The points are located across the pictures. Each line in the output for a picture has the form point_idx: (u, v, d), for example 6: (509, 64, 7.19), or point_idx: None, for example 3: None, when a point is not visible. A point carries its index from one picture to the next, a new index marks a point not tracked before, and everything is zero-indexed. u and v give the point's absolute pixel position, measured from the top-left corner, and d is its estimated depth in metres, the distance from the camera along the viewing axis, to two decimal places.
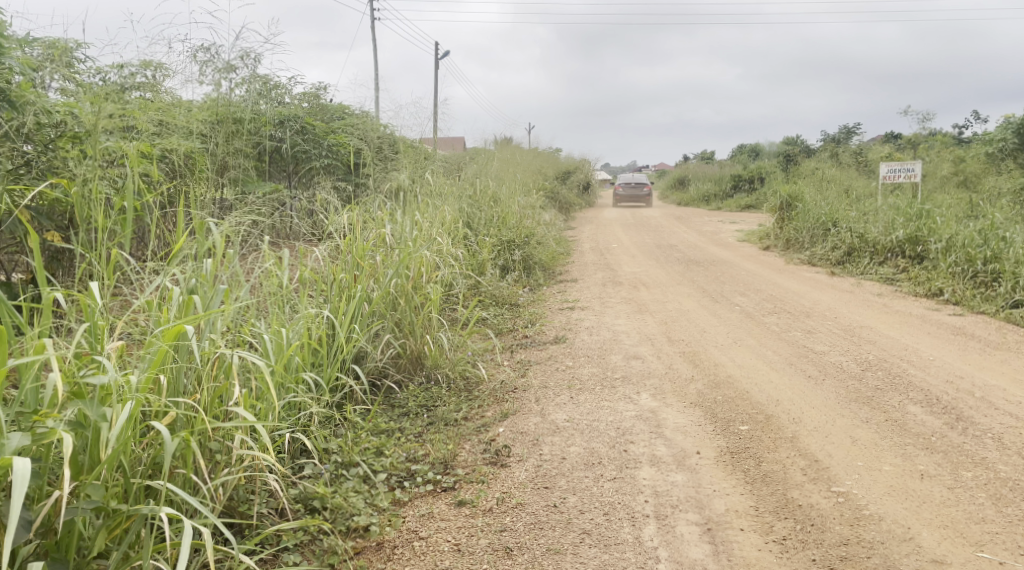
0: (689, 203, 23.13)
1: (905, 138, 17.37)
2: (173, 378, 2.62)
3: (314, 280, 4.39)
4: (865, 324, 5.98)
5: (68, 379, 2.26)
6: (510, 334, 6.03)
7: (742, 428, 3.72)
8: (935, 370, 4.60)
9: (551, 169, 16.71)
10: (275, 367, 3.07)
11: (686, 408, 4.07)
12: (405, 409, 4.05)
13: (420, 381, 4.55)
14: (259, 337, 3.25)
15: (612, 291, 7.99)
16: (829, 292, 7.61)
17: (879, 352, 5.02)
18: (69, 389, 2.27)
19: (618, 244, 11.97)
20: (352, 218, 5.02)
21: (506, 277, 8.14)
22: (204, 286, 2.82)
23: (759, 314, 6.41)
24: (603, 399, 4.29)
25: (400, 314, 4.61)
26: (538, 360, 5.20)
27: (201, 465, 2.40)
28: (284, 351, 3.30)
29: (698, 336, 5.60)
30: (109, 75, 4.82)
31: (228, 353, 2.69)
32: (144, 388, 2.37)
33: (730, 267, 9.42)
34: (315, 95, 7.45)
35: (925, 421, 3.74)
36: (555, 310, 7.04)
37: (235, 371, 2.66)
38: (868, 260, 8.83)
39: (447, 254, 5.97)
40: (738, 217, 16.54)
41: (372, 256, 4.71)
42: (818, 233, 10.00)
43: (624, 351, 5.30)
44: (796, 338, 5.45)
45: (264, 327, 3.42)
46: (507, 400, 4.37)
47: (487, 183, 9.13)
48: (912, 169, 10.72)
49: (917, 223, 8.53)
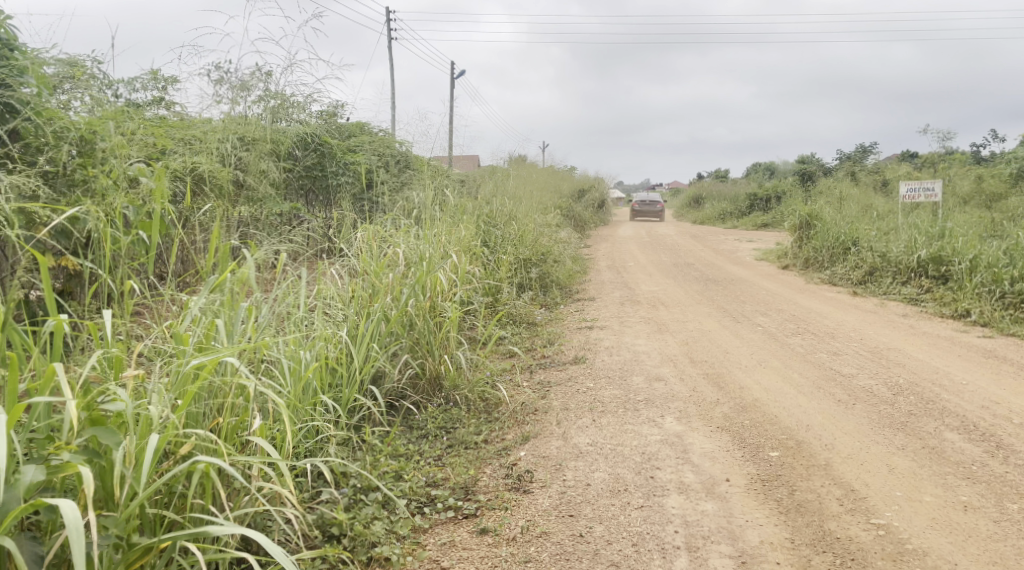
0: (705, 221, 23.00)
1: (923, 157, 17.20)
2: (193, 405, 2.56)
3: (332, 299, 4.33)
4: (893, 345, 5.84)
5: (83, 406, 2.19)
6: (529, 354, 5.93)
7: (772, 454, 3.59)
8: (969, 395, 4.46)
9: (566, 187, 16.65)
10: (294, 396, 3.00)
11: (713, 433, 3.94)
12: (424, 431, 3.96)
13: (439, 402, 4.45)
14: (278, 362, 3.19)
15: (631, 310, 7.87)
16: (852, 313, 7.46)
17: (909, 376, 4.88)
18: (84, 417, 2.21)
19: (635, 262, 11.86)
20: (369, 237, 4.96)
21: (523, 295, 8.05)
22: (228, 312, 2.76)
23: (783, 335, 6.28)
24: (626, 422, 4.17)
25: (417, 334, 4.52)
26: (558, 381, 5.09)
27: (221, 494, 2.33)
28: (304, 376, 3.25)
29: (721, 358, 5.48)
30: (127, 94, 4.82)
31: (250, 382, 2.63)
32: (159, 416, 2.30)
33: (749, 286, 9.29)
34: (332, 114, 7.45)
35: (965, 449, 3.61)
36: (574, 329, 6.93)
37: (257, 400, 2.59)
38: (891, 281, 8.66)
39: (465, 273, 5.89)
40: (754, 235, 16.39)
41: (388, 275, 4.65)
42: (838, 253, 9.85)
43: (645, 373, 5.18)
44: (822, 360, 5.31)
45: (284, 351, 3.36)
46: (527, 422, 4.27)
47: (504, 202, 9.09)
48: (933, 189, 10.56)
49: (940, 243, 8.37)
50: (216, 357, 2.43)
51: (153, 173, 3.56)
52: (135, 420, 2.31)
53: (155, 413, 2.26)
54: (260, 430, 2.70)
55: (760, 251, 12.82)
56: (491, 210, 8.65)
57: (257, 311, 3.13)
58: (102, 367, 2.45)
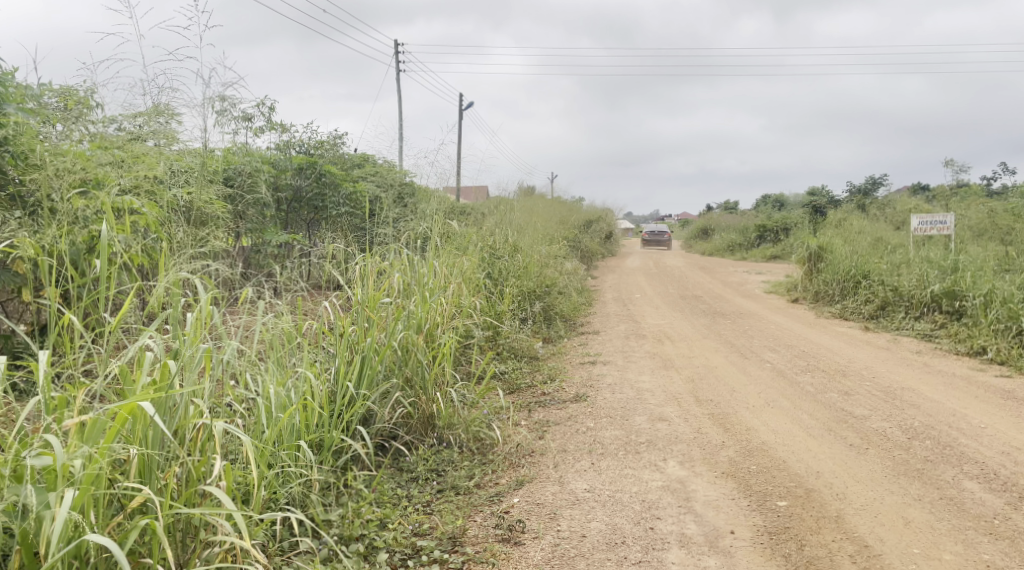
0: (713, 252, 22.82)
1: (934, 190, 17.02)
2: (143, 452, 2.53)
3: (324, 333, 4.22)
4: (906, 385, 5.62)
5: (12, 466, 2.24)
6: (528, 391, 5.74)
7: (780, 504, 3.39)
8: (988, 440, 4.24)
9: (574, 218, 16.52)
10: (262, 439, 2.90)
11: (718, 479, 3.74)
12: (413, 474, 3.78)
13: (431, 443, 4.27)
14: (246, 404, 3.08)
15: (636, 345, 7.67)
16: (865, 349, 7.24)
17: (925, 418, 4.66)
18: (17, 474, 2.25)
19: (642, 294, 11.67)
20: (364, 269, 4.81)
21: (525, 328, 7.88)
22: (180, 350, 2.65)
23: (792, 373, 6.06)
24: (627, 467, 3.97)
25: (410, 371, 4.34)
26: (557, 420, 4.90)
27: (162, 552, 2.32)
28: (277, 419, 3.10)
29: (727, 396, 5.27)
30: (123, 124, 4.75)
31: (203, 427, 2.57)
32: (89, 471, 2.29)
33: (758, 320, 9.08)
34: (334, 144, 7.38)
35: (985, 500, 3.40)
36: (577, 365, 6.74)
37: (208, 448, 2.53)
38: (904, 316, 8.44)
39: (464, 305, 5.73)
40: (763, 267, 16.19)
41: (383, 309, 4.51)
42: (848, 287, 9.65)
43: (647, 412, 4.97)
44: (833, 400, 5.10)
45: (256, 390, 3.24)
46: (522, 465, 4.08)
47: (508, 233, 8.95)
48: (946, 222, 10.37)
49: (953, 278, 8.16)
50: (139, 404, 2.36)
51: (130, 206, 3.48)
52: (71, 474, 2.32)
53: (81, 468, 2.26)
54: (223, 473, 2.65)
55: (769, 284, 12.60)
56: (494, 241, 8.51)
57: (219, 345, 2.97)
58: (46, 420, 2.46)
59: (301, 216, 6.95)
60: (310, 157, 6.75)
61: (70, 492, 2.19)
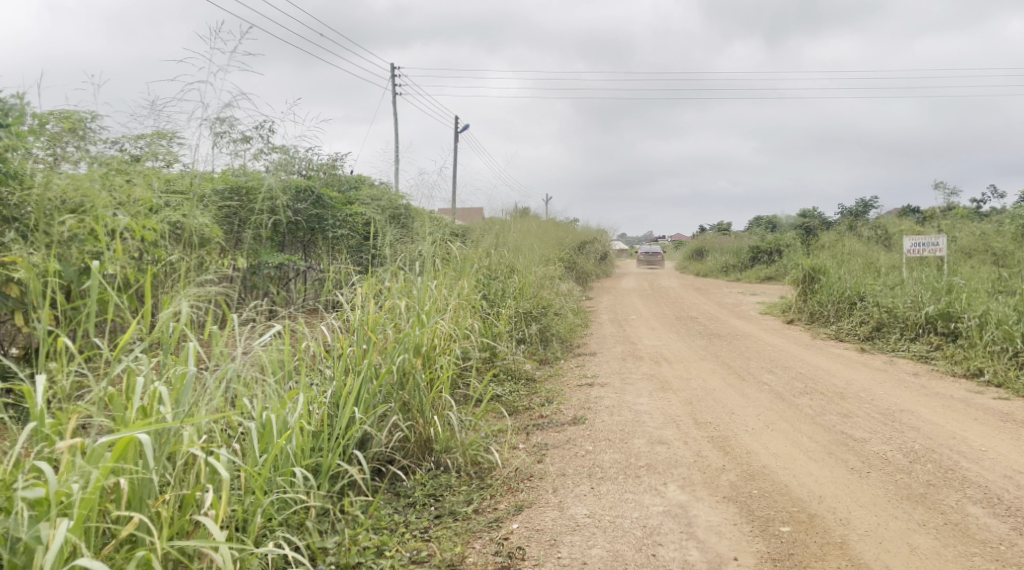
0: (707, 273, 22.84)
1: (926, 212, 17.12)
2: (135, 480, 2.52)
3: (320, 354, 4.19)
4: (905, 407, 5.59)
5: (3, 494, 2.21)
6: (525, 413, 5.69)
7: (783, 529, 3.36)
8: (990, 463, 4.20)
9: (568, 238, 16.53)
10: (256, 468, 2.89)
11: (719, 503, 3.70)
12: (411, 500, 3.75)
13: (429, 467, 4.23)
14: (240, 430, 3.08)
15: (632, 366, 7.63)
16: (862, 371, 7.21)
17: (925, 441, 4.63)
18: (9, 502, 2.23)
19: (638, 316, 11.63)
20: (362, 291, 4.78)
21: (521, 350, 7.82)
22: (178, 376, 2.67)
23: (790, 395, 6.02)
24: (627, 491, 3.93)
25: (407, 394, 4.30)
26: (556, 444, 4.84)
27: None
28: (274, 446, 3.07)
29: (727, 419, 5.23)
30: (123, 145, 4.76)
31: (197, 455, 2.56)
32: (85, 500, 2.27)
33: (755, 341, 9.05)
34: (332, 167, 7.39)
35: (990, 525, 3.37)
36: (574, 387, 6.68)
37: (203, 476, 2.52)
38: (899, 337, 8.44)
39: (462, 327, 5.71)
40: (758, 289, 16.21)
41: (381, 331, 4.48)
42: (843, 307, 9.64)
43: (647, 435, 4.92)
44: (832, 423, 5.06)
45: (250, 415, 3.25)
46: (521, 490, 4.03)
47: (504, 254, 8.96)
48: (939, 243, 10.41)
49: (948, 299, 8.17)
50: (138, 433, 2.36)
51: (129, 230, 3.47)
52: (66, 503, 2.30)
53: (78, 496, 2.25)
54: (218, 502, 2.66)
55: (764, 305, 12.60)
56: (490, 262, 8.51)
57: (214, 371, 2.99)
58: (34, 447, 2.45)
59: (297, 238, 6.93)
60: (309, 179, 6.74)
61: (65, 522, 2.17)
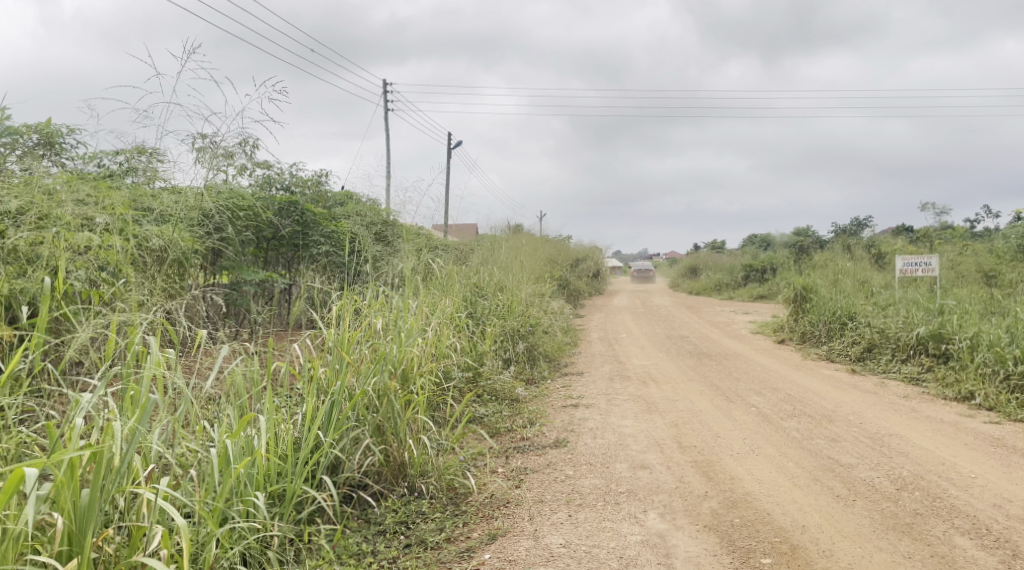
0: (700, 291, 22.77)
1: (919, 233, 17.09)
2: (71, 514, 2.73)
3: (292, 373, 4.10)
4: (894, 431, 5.47)
5: None
6: (507, 436, 5.56)
7: (764, 561, 3.33)
8: (979, 491, 4.10)
9: (560, 255, 16.42)
10: (198, 497, 3.00)
11: (699, 533, 3.62)
12: (381, 527, 3.76)
13: (401, 493, 4.12)
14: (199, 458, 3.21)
15: (620, 387, 7.50)
16: (852, 394, 7.10)
17: (914, 467, 4.52)
18: None
19: (629, 334, 11.51)
20: (340, 306, 4.67)
21: (507, 369, 7.72)
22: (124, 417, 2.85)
23: (778, 419, 5.90)
24: (605, 519, 3.84)
25: (381, 417, 4.17)
26: (535, 468, 4.72)
27: None
28: (230, 476, 3.19)
29: (711, 443, 5.11)
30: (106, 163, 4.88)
31: (124, 490, 2.73)
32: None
33: (745, 361, 8.94)
34: (319, 182, 7.34)
35: (977, 558, 3.32)
36: (558, 408, 6.55)
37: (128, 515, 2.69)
38: (890, 358, 8.34)
39: (443, 346, 5.61)
40: (751, 308, 16.11)
41: (356, 350, 4.37)
42: (834, 327, 9.55)
43: (630, 459, 4.80)
44: (819, 448, 4.95)
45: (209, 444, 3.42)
46: (496, 517, 3.97)
47: (493, 272, 8.87)
48: (930, 264, 10.34)
49: (939, 320, 8.08)
50: (29, 472, 2.52)
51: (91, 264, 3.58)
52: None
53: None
54: (162, 540, 2.88)
55: (756, 324, 12.50)
56: (477, 280, 8.42)
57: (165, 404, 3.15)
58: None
59: (280, 254, 6.85)
60: (292, 196, 6.70)
61: None
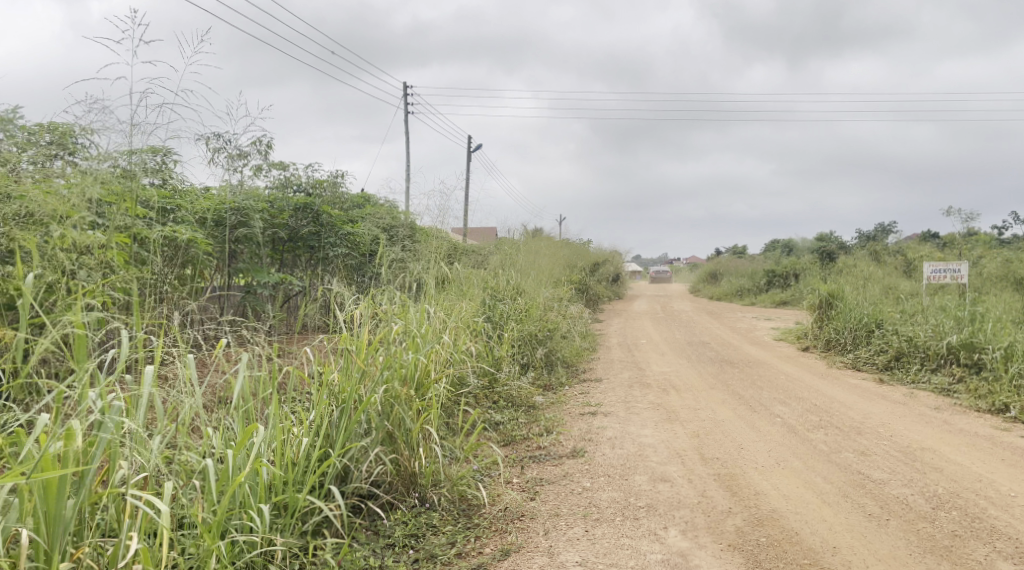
0: (721, 296, 22.46)
1: (946, 238, 16.68)
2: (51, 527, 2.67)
3: (303, 380, 3.98)
4: (926, 445, 5.24)
5: None
6: (522, 444, 5.41)
7: None
8: (1020, 511, 3.90)
9: (579, 259, 16.24)
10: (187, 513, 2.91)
11: (723, 553, 3.47)
12: (390, 540, 3.64)
13: (412, 504, 3.98)
14: (198, 470, 3.12)
15: (639, 395, 7.31)
16: (880, 404, 6.85)
17: (949, 484, 4.31)
18: None
19: (648, 340, 11.29)
20: (357, 309, 4.55)
21: (525, 375, 7.56)
22: (109, 425, 2.83)
23: (804, 430, 5.68)
24: (624, 535, 3.70)
25: (393, 425, 4.03)
26: (551, 479, 4.56)
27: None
28: (229, 487, 3.12)
29: (735, 455, 4.91)
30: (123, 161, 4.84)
31: (106, 506, 2.66)
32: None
33: (769, 369, 8.71)
34: (335, 183, 7.22)
35: None
36: (576, 416, 6.38)
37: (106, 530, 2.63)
38: (919, 368, 8.07)
39: (459, 352, 5.46)
40: (774, 313, 15.80)
41: (371, 355, 4.24)
42: (860, 335, 9.29)
43: (649, 471, 4.62)
44: (848, 462, 4.74)
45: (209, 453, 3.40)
46: (510, 531, 3.83)
47: (510, 276, 8.71)
48: (960, 270, 10.03)
49: (971, 329, 7.80)
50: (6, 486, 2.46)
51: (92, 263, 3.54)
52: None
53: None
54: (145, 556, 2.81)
55: (779, 331, 12.23)
56: (495, 284, 8.26)
57: (160, 411, 3.14)
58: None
59: (297, 256, 6.76)
60: (308, 197, 6.59)
61: None
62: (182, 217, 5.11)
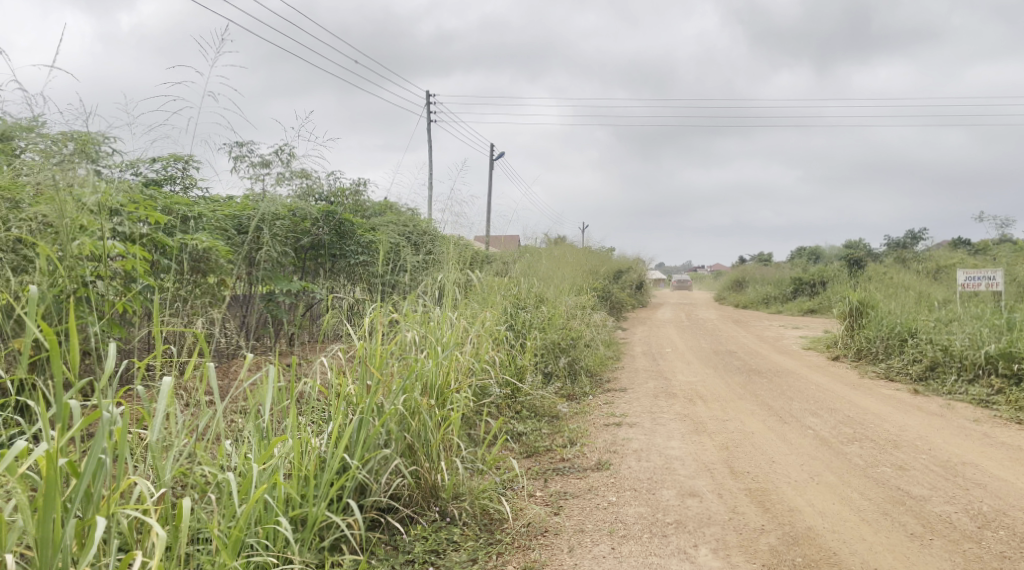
0: (746, 304, 22.16)
1: (980, 245, 16.27)
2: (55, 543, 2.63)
3: (323, 390, 3.88)
4: (967, 460, 5.02)
5: None
6: (546, 455, 5.27)
7: None
8: None
9: (602, 266, 16.03)
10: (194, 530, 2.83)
11: None
12: (409, 556, 3.53)
13: (433, 518, 3.86)
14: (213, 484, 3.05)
15: (665, 405, 7.13)
16: (916, 416, 6.62)
17: (994, 501, 4.10)
18: None
19: (673, 348, 11.10)
20: (374, 317, 4.42)
21: (547, 386, 7.42)
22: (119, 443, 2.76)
23: (837, 443, 5.49)
24: (652, 553, 3.55)
25: (412, 436, 3.91)
26: (575, 493, 4.42)
27: None
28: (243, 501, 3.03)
29: (766, 469, 4.73)
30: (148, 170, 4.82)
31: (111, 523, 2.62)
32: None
33: (798, 379, 8.48)
34: (355, 191, 7.16)
35: None
36: (600, 427, 6.22)
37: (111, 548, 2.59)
38: (956, 378, 7.80)
39: (481, 361, 5.31)
40: (801, 322, 15.49)
41: (390, 363, 4.11)
42: (893, 344, 9.03)
43: (678, 485, 4.46)
44: (885, 476, 4.54)
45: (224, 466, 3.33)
46: (532, 548, 3.70)
47: (532, 283, 8.57)
48: (995, 277, 9.72)
49: (1010, 338, 7.53)
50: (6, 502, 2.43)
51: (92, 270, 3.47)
52: None
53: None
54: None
55: (807, 340, 11.97)
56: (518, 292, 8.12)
57: (172, 423, 3.08)
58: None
59: (317, 264, 6.70)
60: (328, 204, 6.53)
61: None
62: (203, 224, 5.05)
